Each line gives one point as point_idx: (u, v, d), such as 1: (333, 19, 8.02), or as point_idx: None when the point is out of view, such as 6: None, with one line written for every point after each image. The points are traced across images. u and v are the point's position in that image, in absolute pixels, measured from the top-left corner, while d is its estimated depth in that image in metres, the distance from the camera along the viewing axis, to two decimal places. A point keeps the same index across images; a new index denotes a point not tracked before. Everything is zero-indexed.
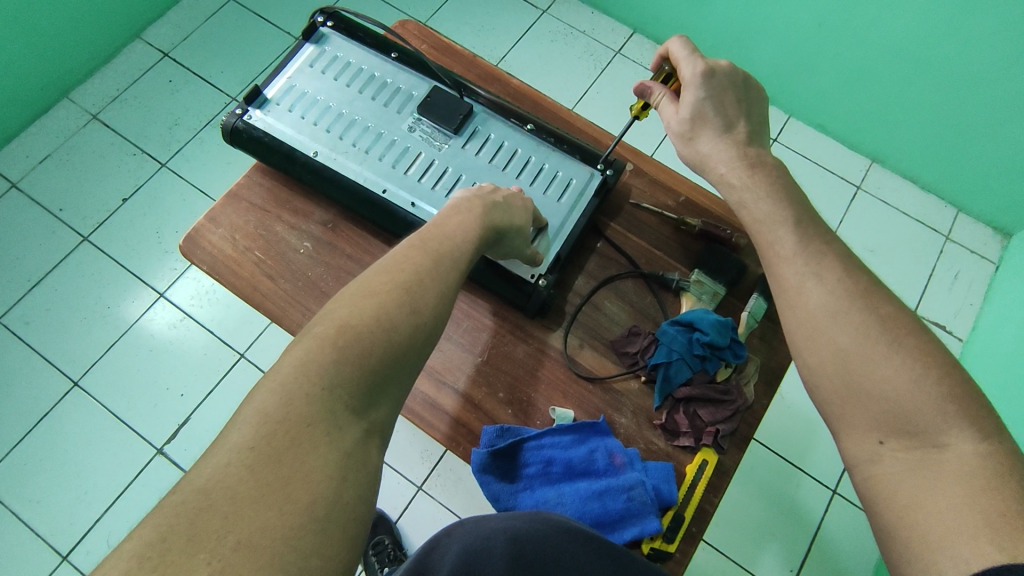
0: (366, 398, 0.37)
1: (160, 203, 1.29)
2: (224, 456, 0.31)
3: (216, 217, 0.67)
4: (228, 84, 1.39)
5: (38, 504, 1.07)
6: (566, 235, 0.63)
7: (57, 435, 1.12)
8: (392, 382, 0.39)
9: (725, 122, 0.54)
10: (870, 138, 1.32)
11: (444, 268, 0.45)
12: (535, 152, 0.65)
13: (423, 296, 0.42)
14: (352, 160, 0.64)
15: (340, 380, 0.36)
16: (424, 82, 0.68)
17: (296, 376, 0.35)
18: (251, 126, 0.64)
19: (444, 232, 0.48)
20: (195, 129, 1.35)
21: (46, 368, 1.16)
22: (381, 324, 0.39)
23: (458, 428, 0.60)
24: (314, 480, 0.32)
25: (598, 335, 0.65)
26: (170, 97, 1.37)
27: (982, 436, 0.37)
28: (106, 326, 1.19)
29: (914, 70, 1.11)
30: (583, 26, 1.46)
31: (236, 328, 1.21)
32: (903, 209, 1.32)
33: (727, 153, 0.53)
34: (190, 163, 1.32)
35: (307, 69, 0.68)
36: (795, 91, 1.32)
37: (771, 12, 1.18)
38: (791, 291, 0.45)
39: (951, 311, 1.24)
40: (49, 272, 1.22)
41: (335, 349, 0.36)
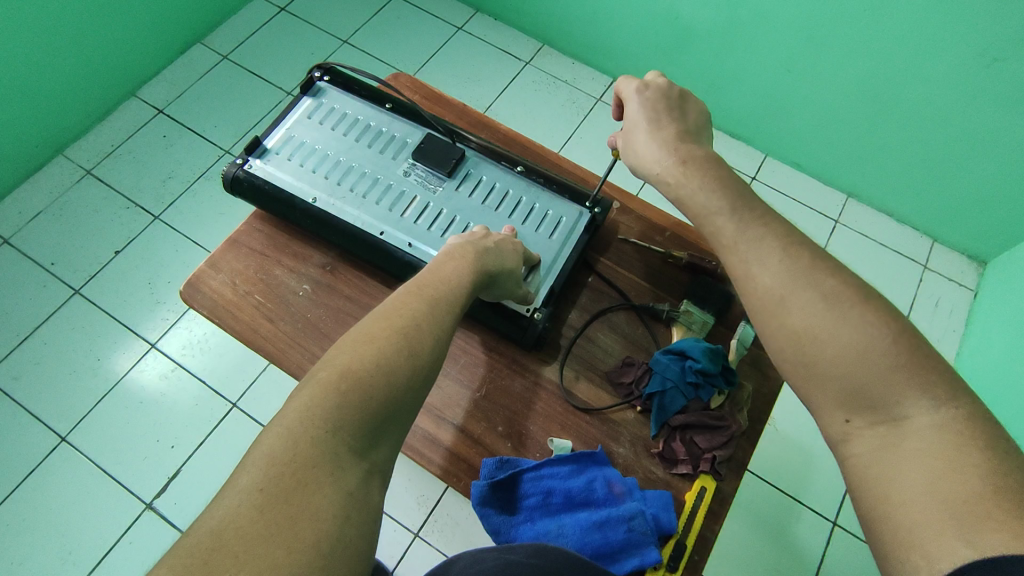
0: (367, 439, 0.37)
1: (153, 254, 1.30)
2: (235, 497, 0.31)
3: (216, 263, 0.69)
4: (222, 137, 1.43)
5: (20, 567, 1.04)
6: (557, 270, 0.65)
7: (43, 493, 1.09)
8: (392, 422, 0.39)
9: (653, 125, 0.58)
10: (844, 174, 1.38)
11: (440, 311, 0.46)
12: (525, 192, 0.68)
13: (422, 335, 0.43)
14: (350, 205, 0.66)
15: (344, 423, 0.36)
16: (417, 130, 0.71)
17: (301, 420, 0.35)
18: (252, 175, 0.67)
19: (438, 278, 0.49)
20: (188, 181, 1.38)
21: (33, 424, 1.14)
22: (381, 366, 0.39)
23: (458, 463, 0.60)
24: (320, 518, 0.32)
25: (593, 366, 0.66)
26: (163, 151, 1.40)
27: (937, 404, 0.37)
28: (95, 379, 1.19)
29: (879, 108, 1.18)
30: (565, 76, 1.53)
31: (228, 377, 1.21)
32: (882, 240, 1.37)
33: (658, 151, 0.55)
34: (183, 216, 1.34)
35: (305, 120, 0.71)
36: (768, 129, 1.39)
37: (741, 57, 1.25)
38: (739, 278, 0.46)
39: (935, 338, 1.27)
40: (39, 326, 1.22)
41: (339, 392, 0.37)
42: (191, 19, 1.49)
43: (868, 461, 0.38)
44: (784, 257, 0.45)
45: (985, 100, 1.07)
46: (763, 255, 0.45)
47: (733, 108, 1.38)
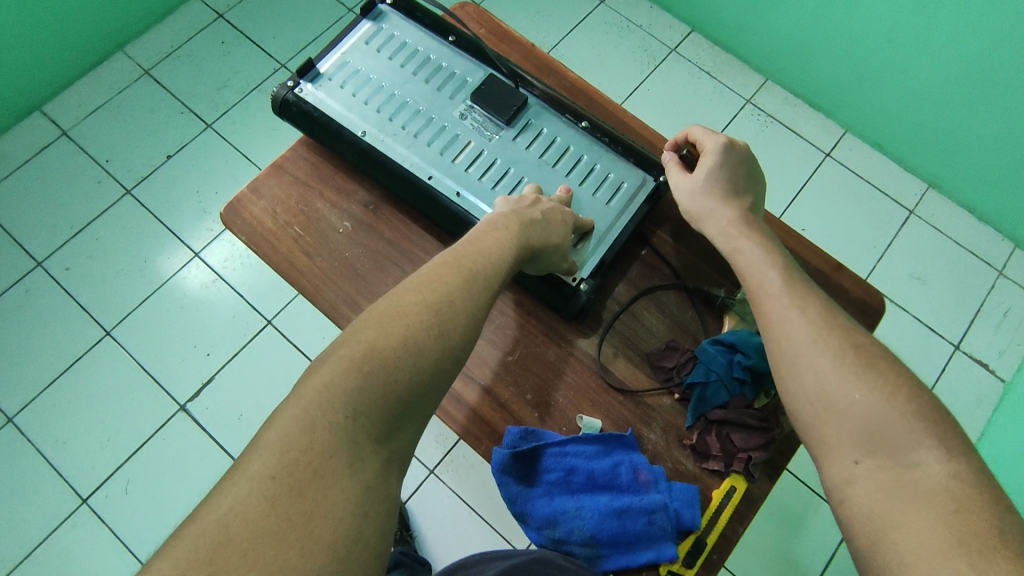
0: (386, 423, 0.35)
1: (201, 164, 1.35)
2: (245, 484, 0.30)
3: (258, 188, 0.66)
4: (279, 50, 1.43)
5: (64, 446, 1.16)
6: (610, 241, 0.60)
7: (90, 378, 1.20)
8: (417, 408, 0.37)
9: (736, 192, 0.56)
10: (928, 161, 1.29)
11: (477, 287, 0.43)
12: (587, 151, 0.63)
13: (454, 312, 0.41)
14: (399, 144, 0.62)
15: (364, 407, 0.34)
16: (480, 69, 0.65)
17: (320, 401, 0.33)
18: (302, 100, 0.63)
19: (477, 251, 0.46)
20: (242, 92, 1.40)
21: (82, 316, 1.24)
22: (407, 346, 0.37)
23: (480, 427, 0.59)
24: (335, 514, 0.30)
25: (634, 345, 0.63)
26: (220, 59, 1.42)
27: (948, 455, 0.37)
28: (141, 278, 1.27)
29: (985, 95, 1.09)
30: (641, 21, 1.47)
31: (265, 294, 1.26)
32: (958, 239, 1.29)
33: (731, 219, 0.54)
34: (235, 127, 1.37)
35: (362, 46, 0.65)
36: (853, 103, 1.31)
37: (836, 18, 1.16)
38: (775, 321, 0.46)
39: (995, 350, 1.22)
40: (91, 221, 1.30)
41: (360, 370, 0.35)
42: None
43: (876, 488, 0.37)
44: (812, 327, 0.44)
45: None
46: (804, 307, 0.45)
47: (819, 77, 1.32)
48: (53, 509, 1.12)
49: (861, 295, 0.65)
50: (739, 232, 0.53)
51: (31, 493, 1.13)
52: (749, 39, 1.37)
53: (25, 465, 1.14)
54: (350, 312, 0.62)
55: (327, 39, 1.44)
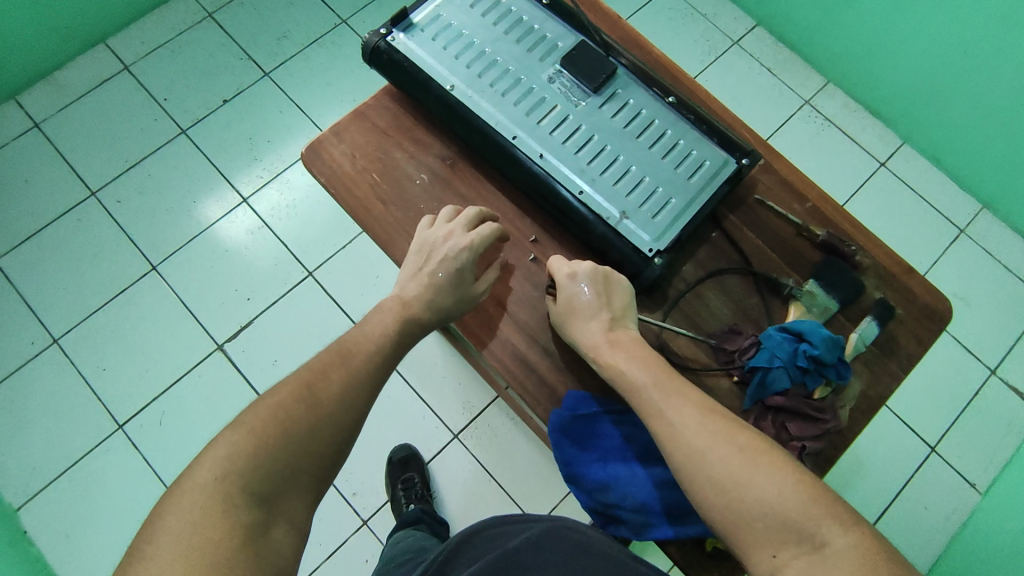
0: (277, 482, 0.45)
1: (256, 111, 1.36)
2: (145, 547, 0.40)
3: (340, 132, 0.67)
4: (342, 5, 1.44)
5: (105, 372, 1.20)
6: (688, 216, 0.60)
7: (135, 309, 1.23)
8: (300, 467, 0.47)
9: (594, 311, 0.56)
10: (986, 181, 1.27)
11: (355, 364, 0.52)
12: (672, 126, 0.62)
13: (354, 386, 0.51)
14: (485, 101, 0.62)
15: (264, 462, 0.45)
16: (572, 34, 0.65)
17: (231, 456, 0.44)
18: (393, 48, 0.64)
19: (365, 334, 0.55)
20: (302, 44, 1.41)
21: (130, 249, 1.27)
22: (284, 417, 0.47)
23: (541, 388, 0.60)
24: (215, 555, 0.40)
25: (696, 325, 0.63)
26: (283, 9, 1.43)
27: (846, 526, 0.43)
28: (189, 218, 1.29)
29: None
30: (706, 10, 1.45)
31: (309, 246, 1.28)
32: (1006, 262, 1.28)
33: (596, 343, 0.55)
34: (292, 78, 1.39)
35: (456, 0, 0.66)
36: (915, 114, 1.29)
37: (911, 24, 1.15)
38: (669, 442, 0.49)
39: None
40: (146, 157, 1.33)
41: (244, 444, 0.45)
42: None
43: (765, 512, 0.44)
44: (671, 395, 0.51)
45: None
46: (685, 417, 0.49)
47: (883, 83, 1.30)
48: (91, 431, 1.16)
49: (929, 301, 0.65)
50: (607, 363, 0.54)
51: (70, 413, 1.17)
52: (814, 39, 1.35)
53: (67, 386, 1.18)
54: None
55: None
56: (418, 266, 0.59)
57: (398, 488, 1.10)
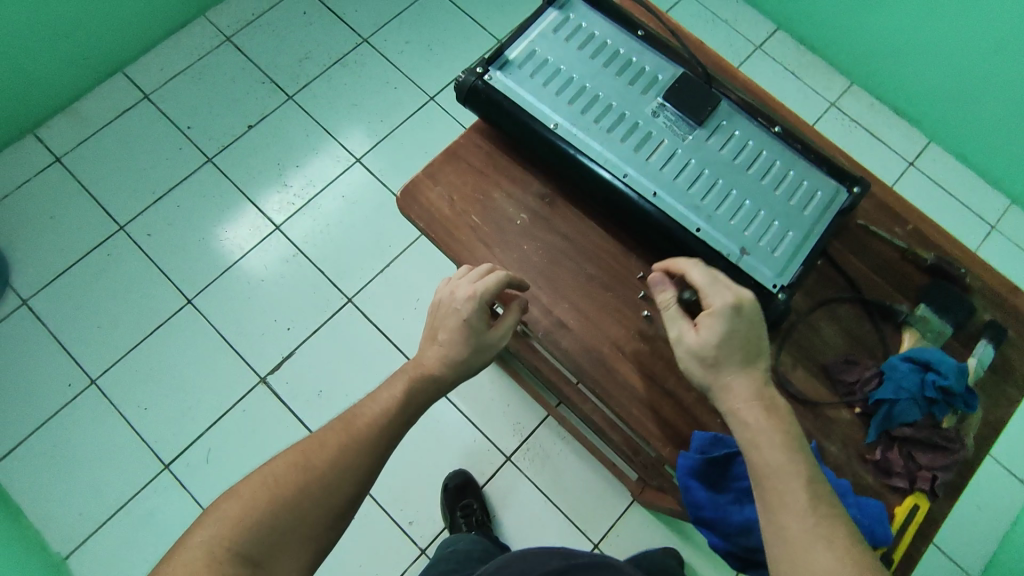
0: (262, 556, 0.44)
1: (282, 136, 1.34)
2: None
3: (434, 174, 0.66)
4: (362, 24, 1.42)
5: (146, 411, 1.17)
6: (808, 248, 0.59)
7: (173, 345, 1.20)
8: (288, 538, 0.46)
9: (751, 358, 0.51)
10: (1015, 177, 1.29)
11: (355, 431, 0.51)
12: (781, 157, 0.62)
13: (356, 458, 0.49)
14: (592, 138, 0.61)
15: (253, 532, 0.45)
16: (671, 66, 0.64)
17: (221, 527, 0.44)
18: (492, 87, 0.62)
19: (373, 402, 0.53)
20: (324, 65, 1.39)
21: (164, 283, 1.24)
22: (275, 491, 0.46)
23: (664, 429, 0.59)
24: None
25: (812, 356, 0.62)
26: (302, 30, 1.41)
27: None
28: (222, 249, 1.26)
29: None
30: (726, 15, 1.46)
31: (347, 271, 1.26)
32: None
33: (749, 396, 0.50)
34: (316, 100, 1.37)
35: (550, 35, 0.64)
36: (943, 114, 1.30)
37: (943, 26, 1.15)
38: (776, 507, 0.45)
39: None
40: (173, 188, 1.30)
41: (236, 520, 0.45)
42: None
43: None
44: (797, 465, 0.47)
45: None
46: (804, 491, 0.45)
47: (910, 84, 1.30)
48: (134, 473, 1.13)
49: None
50: (761, 420, 0.49)
51: (112, 455, 1.14)
52: (838, 41, 1.36)
53: (108, 428, 1.15)
54: (530, 307, 0.62)
55: (408, 16, 1.44)
56: (431, 331, 0.56)
57: (457, 515, 1.08)
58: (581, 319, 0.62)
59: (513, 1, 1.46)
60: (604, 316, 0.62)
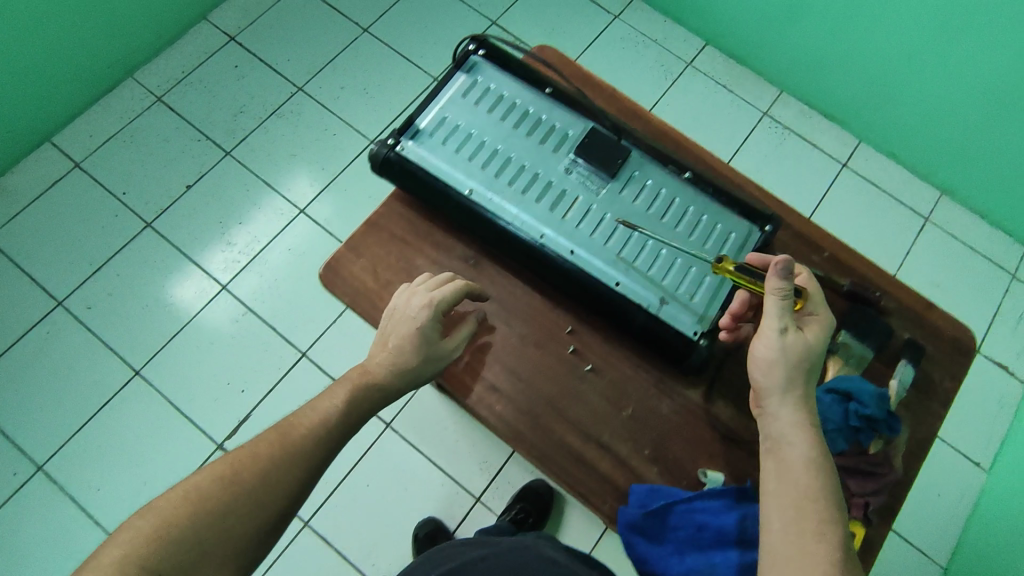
0: (188, 570, 0.41)
1: (222, 193, 1.32)
2: None
3: (355, 247, 0.66)
4: (295, 73, 1.42)
5: (98, 492, 1.12)
6: (725, 292, 0.60)
7: (122, 420, 1.17)
8: (218, 553, 0.43)
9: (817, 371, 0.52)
10: (942, 170, 1.33)
11: (299, 440, 0.48)
12: (693, 202, 0.63)
13: (289, 471, 0.47)
14: (507, 201, 0.61)
15: (169, 547, 0.41)
16: (580, 120, 0.65)
17: (132, 541, 0.41)
18: (404, 158, 0.62)
19: (321, 410, 0.51)
20: (260, 118, 1.38)
21: (109, 356, 1.20)
22: (208, 505, 0.43)
23: (603, 485, 0.59)
24: None
25: (742, 394, 0.63)
26: (235, 84, 1.40)
27: None
28: (168, 315, 1.23)
29: (1004, 109, 1.13)
30: (655, 35, 1.49)
31: (299, 325, 1.24)
32: (971, 244, 1.34)
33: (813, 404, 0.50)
34: (255, 153, 1.35)
35: (459, 99, 0.65)
36: (868, 116, 1.35)
37: (856, 35, 1.20)
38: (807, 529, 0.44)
39: (1013, 352, 1.27)
40: (112, 256, 1.26)
41: (160, 535, 0.41)
42: None
43: None
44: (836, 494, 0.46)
45: None
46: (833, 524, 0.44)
47: (835, 89, 1.35)
48: None
49: (953, 333, 0.67)
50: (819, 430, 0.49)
51: (65, 544, 1.09)
52: (763, 53, 1.40)
53: (59, 515, 1.11)
54: (463, 375, 0.61)
55: (342, 60, 1.44)
56: (383, 336, 0.56)
57: None
58: (513, 383, 0.62)
59: (446, 36, 1.47)
60: (537, 375, 0.62)
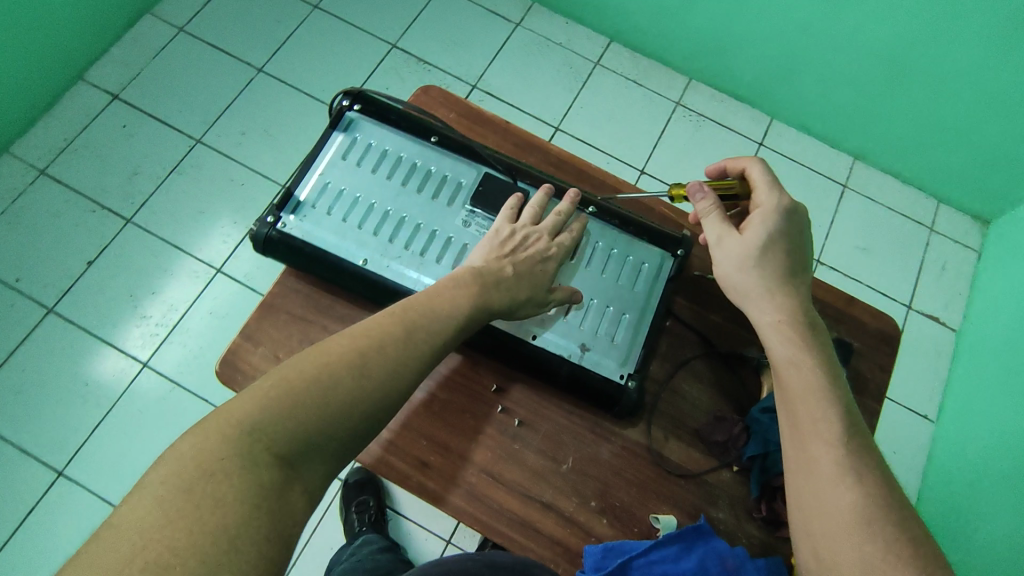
0: (303, 442, 0.39)
1: (128, 264, 1.22)
2: (143, 496, 0.33)
3: (252, 334, 0.60)
4: (190, 124, 1.33)
5: None
6: (645, 328, 0.58)
7: (52, 528, 1.06)
8: (329, 442, 0.40)
9: (792, 271, 0.56)
10: (853, 137, 1.36)
11: (414, 341, 0.46)
12: (600, 237, 0.61)
13: (388, 364, 0.44)
14: (406, 267, 0.57)
15: (273, 433, 0.38)
16: (472, 168, 0.62)
17: (255, 404, 0.39)
18: (287, 235, 0.57)
19: (434, 305, 0.49)
20: (158, 177, 1.28)
21: (27, 460, 1.09)
22: (324, 385, 0.41)
23: (554, 549, 0.56)
24: (218, 523, 0.33)
25: (681, 424, 0.61)
26: (126, 145, 1.30)
27: None
28: (87, 404, 1.13)
29: (901, 72, 1.15)
30: (559, 38, 1.47)
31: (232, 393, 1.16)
32: (889, 205, 1.38)
33: (788, 304, 0.54)
34: (158, 216, 1.26)
35: (339, 162, 0.60)
36: (776, 93, 1.37)
37: (752, 16, 1.20)
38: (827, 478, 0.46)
39: (941, 304, 1.31)
40: (14, 350, 1.15)
41: (276, 401, 0.39)
42: None
43: None
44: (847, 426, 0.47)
45: (1002, 70, 1.06)
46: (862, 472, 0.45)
47: (740, 71, 1.36)
48: None
49: (877, 326, 0.67)
50: (803, 339, 0.52)
51: None
52: (667, 44, 1.40)
53: None
54: (389, 455, 0.57)
55: (239, 104, 1.36)
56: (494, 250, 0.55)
57: None
58: (444, 454, 0.58)
59: (345, 65, 1.41)
60: (468, 443, 0.58)
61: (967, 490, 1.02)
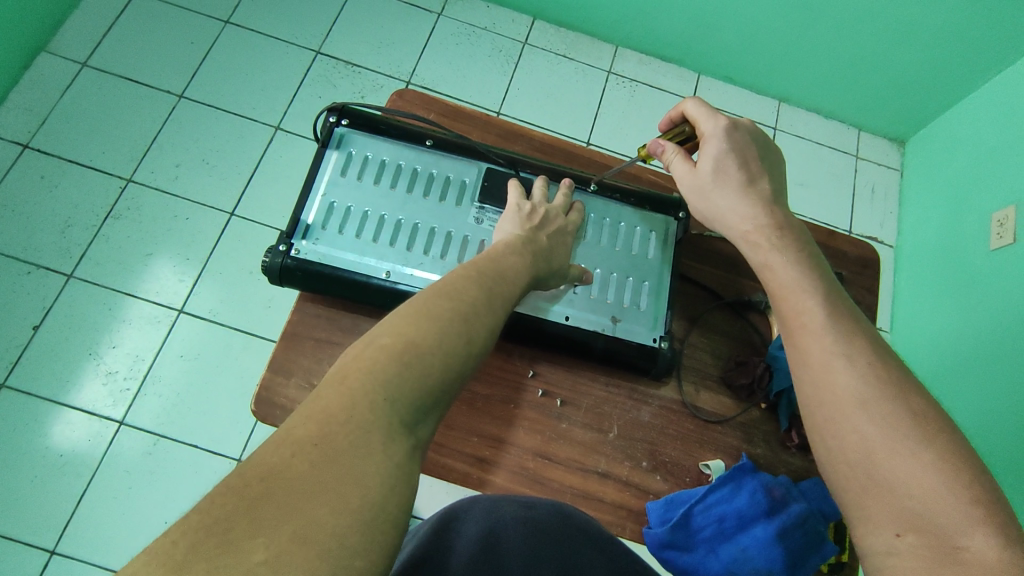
0: (427, 402, 0.38)
1: (81, 321, 1.14)
2: (285, 448, 0.31)
3: (282, 366, 0.58)
4: (116, 164, 1.25)
5: None
6: (666, 290, 0.61)
7: None
8: (441, 403, 0.39)
9: (750, 178, 0.58)
10: (775, 82, 1.44)
11: (497, 305, 0.46)
12: (607, 212, 0.63)
13: (477, 324, 0.43)
14: (430, 272, 0.57)
15: (407, 393, 0.37)
16: (472, 165, 0.62)
17: (377, 358, 0.37)
18: (304, 261, 0.56)
19: (505, 269, 0.49)
20: (93, 226, 1.20)
21: (11, 547, 1.01)
22: (439, 345, 0.40)
23: (618, 511, 0.59)
24: (366, 484, 0.31)
25: (707, 374, 0.65)
26: (50, 196, 1.21)
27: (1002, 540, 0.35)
28: (65, 477, 1.05)
29: (810, 14, 1.21)
30: (483, 23, 1.47)
31: (221, 433, 1.11)
32: (816, 140, 1.47)
33: (747, 208, 0.56)
34: (103, 266, 1.18)
35: (340, 179, 0.59)
36: (698, 49, 1.42)
37: None
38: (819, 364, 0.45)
39: (877, 223, 1.41)
40: None
41: (400, 360, 0.37)
42: (29, 24, 1.26)
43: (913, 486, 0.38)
44: (831, 308, 0.47)
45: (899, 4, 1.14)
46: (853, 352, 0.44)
47: (662, 32, 1.40)
48: None
49: (857, 253, 0.73)
50: (768, 237, 0.54)
51: None
52: (588, 14, 1.43)
53: None
54: (443, 457, 0.57)
55: (166, 135, 1.29)
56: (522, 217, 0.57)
57: None
58: (497, 447, 0.59)
59: (269, 77, 1.36)
60: (515, 429, 0.60)
61: (938, 385, 1.10)
